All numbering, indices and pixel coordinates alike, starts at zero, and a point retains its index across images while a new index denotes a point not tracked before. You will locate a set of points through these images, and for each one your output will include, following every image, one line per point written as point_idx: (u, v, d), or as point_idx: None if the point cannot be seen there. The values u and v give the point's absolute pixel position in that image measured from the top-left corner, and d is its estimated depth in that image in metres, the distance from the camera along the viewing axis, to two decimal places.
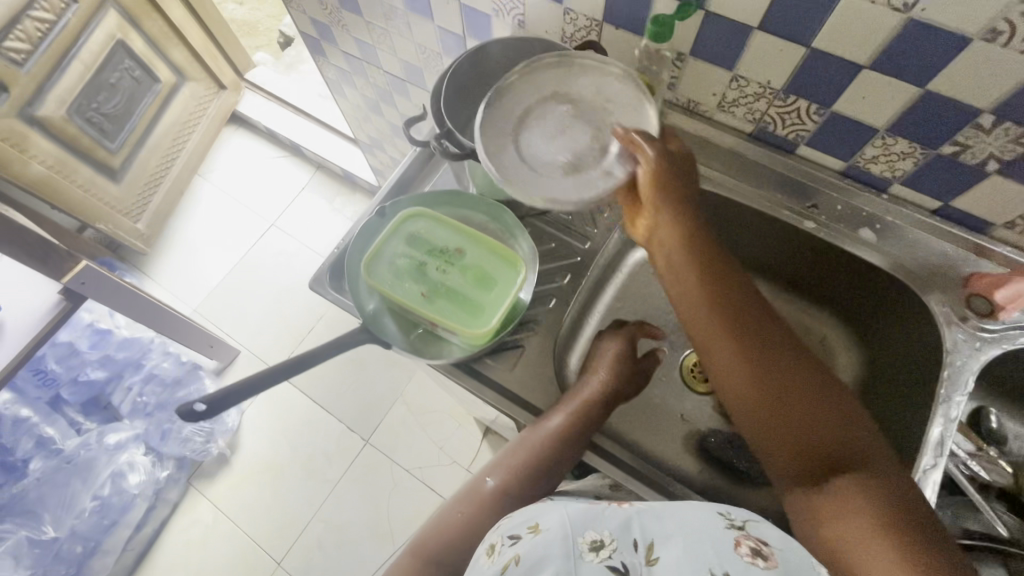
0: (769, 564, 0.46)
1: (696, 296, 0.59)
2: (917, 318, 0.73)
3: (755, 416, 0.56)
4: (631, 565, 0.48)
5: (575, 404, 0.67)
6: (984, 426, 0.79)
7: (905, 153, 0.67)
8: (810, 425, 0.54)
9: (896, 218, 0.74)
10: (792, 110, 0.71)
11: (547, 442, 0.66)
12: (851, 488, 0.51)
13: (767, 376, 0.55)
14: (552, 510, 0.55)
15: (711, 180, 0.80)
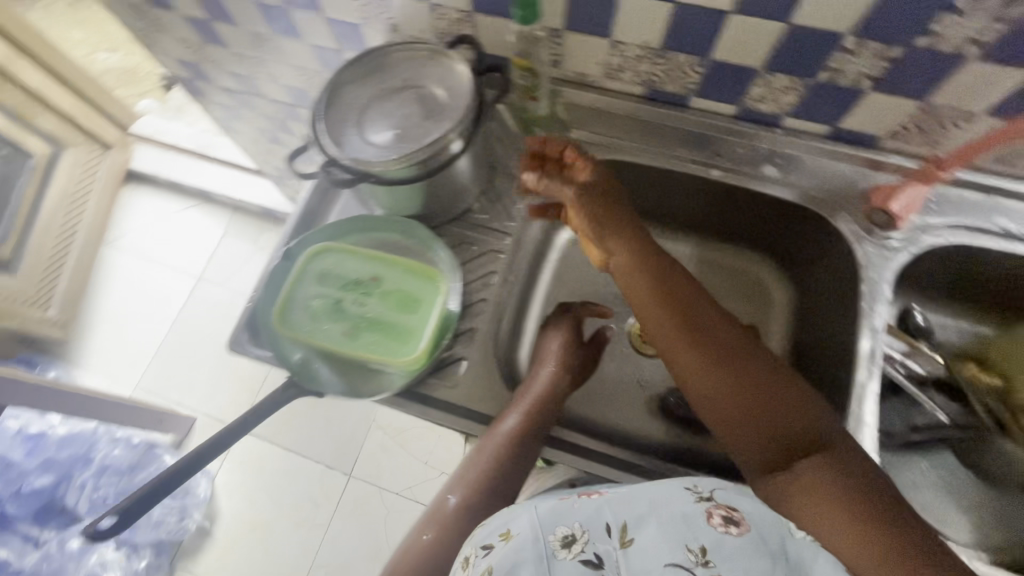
0: (742, 531, 0.46)
1: (652, 304, 0.61)
2: (829, 240, 0.75)
3: (722, 410, 0.55)
4: (606, 557, 0.46)
5: (528, 402, 0.66)
6: (912, 323, 0.79)
7: (788, 87, 0.69)
8: (778, 416, 0.53)
9: (793, 149, 0.76)
10: (675, 65, 0.71)
11: (505, 442, 0.64)
12: (824, 471, 0.50)
13: (733, 371, 0.56)
14: (520, 511, 0.51)
15: (615, 149, 0.80)
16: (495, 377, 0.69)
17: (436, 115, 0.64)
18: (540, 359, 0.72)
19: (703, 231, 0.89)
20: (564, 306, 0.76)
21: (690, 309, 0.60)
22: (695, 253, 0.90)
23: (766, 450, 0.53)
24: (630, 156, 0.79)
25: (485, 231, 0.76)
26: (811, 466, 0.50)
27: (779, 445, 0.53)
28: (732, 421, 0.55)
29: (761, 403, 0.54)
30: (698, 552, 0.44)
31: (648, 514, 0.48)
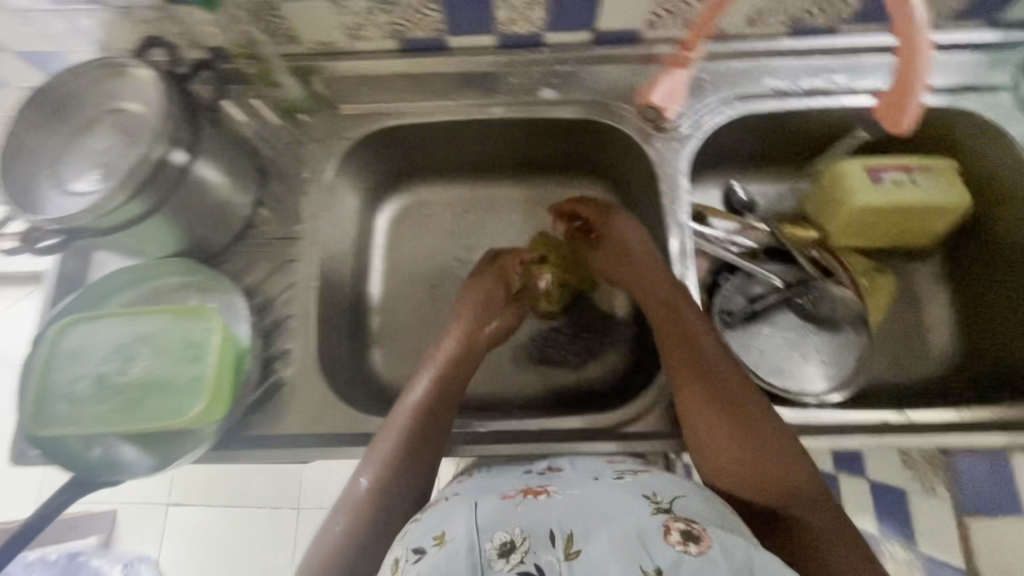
0: (702, 547, 0.44)
1: (673, 338, 0.62)
2: (626, 147, 0.74)
3: (710, 429, 0.56)
4: (547, 567, 0.44)
5: (443, 370, 0.66)
6: (736, 199, 0.82)
7: (529, 2, 0.64)
8: (752, 441, 0.55)
9: (566, 64, 0.73)
10: (410, 8, 0.65)
11: (424, 409, 0.62)
12: (801, 477, 0.53)
13: (716, 391, 0.57)
14: (458, 514, 0.49)
15: (390, 114, 0.73)
16: (326, 391, 0.65)
17: (141, 136, 0.56)
18: (468, 311, 0.72)
19: (521, 168, 0.85)
20: (485, 258, 0.78)
21: (674, 313, 0.63)
22: (522, 192, 0.87)
23: (744, 471, 0.54)
24: (409, 117, 0.74)
25: (276, 242, 0.69)
26: (787, 502, 0.54)
27: (762, 473, 0.54)
28: (703, 432, 0.56)
29: (739, 429, 0.55)
30: (652, 573, 0.42)
31: (597, 527, 0.46)
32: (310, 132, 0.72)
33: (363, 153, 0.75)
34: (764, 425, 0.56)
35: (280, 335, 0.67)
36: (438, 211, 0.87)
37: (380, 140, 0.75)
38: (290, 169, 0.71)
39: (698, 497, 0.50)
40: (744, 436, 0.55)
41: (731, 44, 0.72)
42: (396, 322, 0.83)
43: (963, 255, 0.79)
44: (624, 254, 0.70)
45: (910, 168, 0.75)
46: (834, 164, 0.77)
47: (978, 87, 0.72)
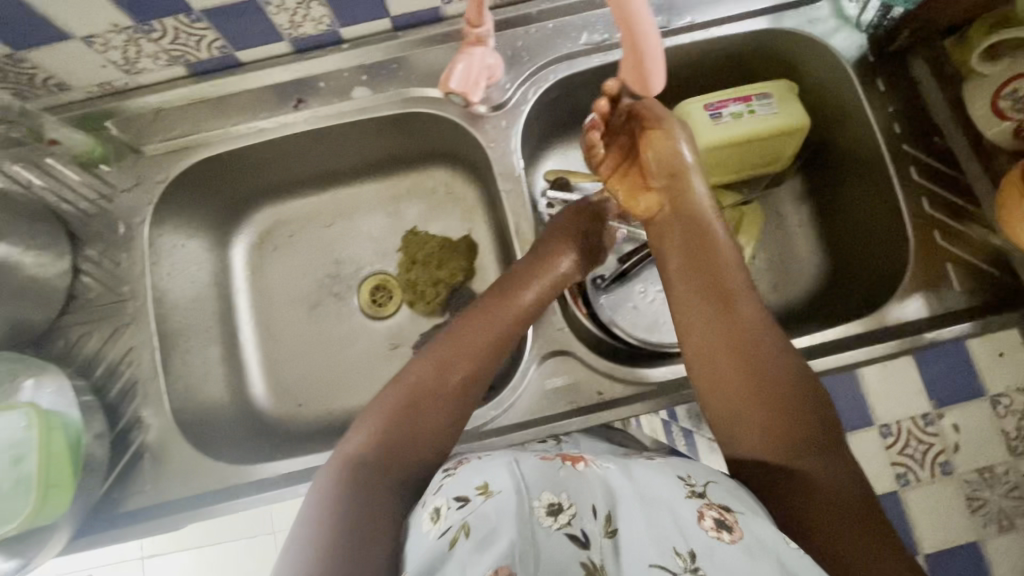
0: (734, 537, 0.43)
1: (692, 280, 0.54)
2: (459, 131, 0.71)
3: (722, 372, 0.51)
4: (591, 536, 0.44)
5: (475, 346, 0.57)
6: None
7: (302, 2, 0.59)
8: (774, 396, 0.49)
9: (374, 57, 0.68)
10: (176, 33, 0.59)
11: (455, 387, 0.55)
12: (810, 454, 0.48)
13: (741, 337, 0.51)
14: (499, 467, 0.48)
15: (200, 146, 0.68)
16: (189, 452, 0.63)
17: None
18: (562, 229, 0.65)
19: (372, 168, 0.82)
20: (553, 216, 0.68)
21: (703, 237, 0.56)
22: (380, 193, 0.84)
23: (745, 423, 0.49)
24: (221, 146, 0.68)
25: (105, 309, 0.65)
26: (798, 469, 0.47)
27: (768, 432, 0.48)
28: (715, 371, 0.51)
29: (756, 377, 0.50)
30: (686, 556, 0.42)
31: (637, 505, 0.45)
32: (117, 182, 0.67)
33: (184, 193, 0.70)
34: (792, 391, 0.49)
35: (128, 404, 0.64)
36: (301, 226, 0.82)
37: (199, 176, 0.70)
38: (104, 227, 0.66)
39: (734, 484, 0.49)
40: (767, 394, 0.49)
41: (541, 3, 0.68)
42: (279, 350, 0.79)
43: (820, 174, 0.78)
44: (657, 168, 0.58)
45: (748, 98, 0.72)
46: (678, 108, 0.73)
47: (794, 4, 0.70)
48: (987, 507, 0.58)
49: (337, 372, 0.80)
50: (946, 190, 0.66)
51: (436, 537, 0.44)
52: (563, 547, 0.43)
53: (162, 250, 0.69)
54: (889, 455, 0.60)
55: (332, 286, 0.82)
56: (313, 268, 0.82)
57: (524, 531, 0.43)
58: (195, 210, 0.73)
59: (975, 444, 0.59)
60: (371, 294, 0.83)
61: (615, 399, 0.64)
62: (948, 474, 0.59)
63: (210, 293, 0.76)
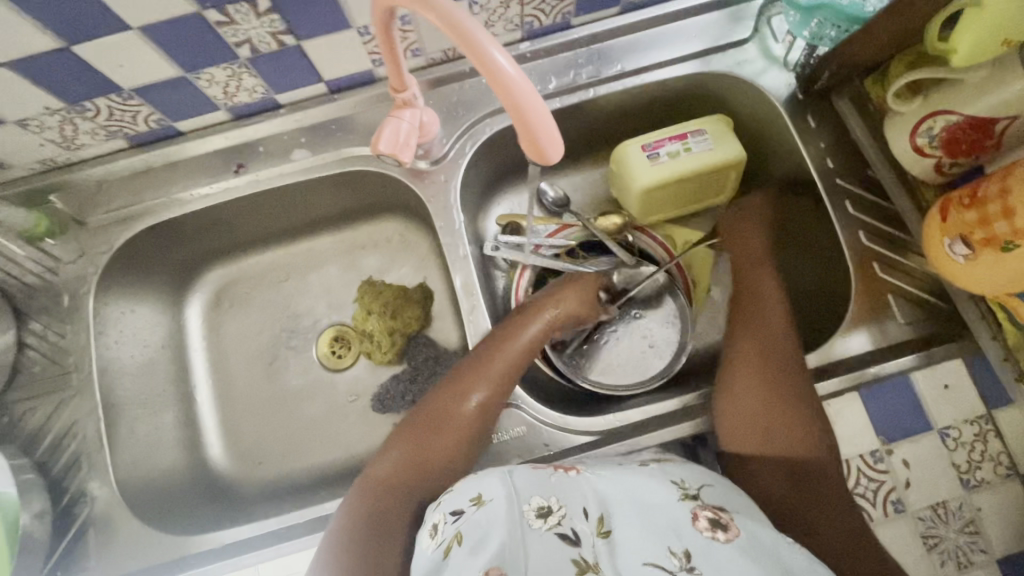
0: (729, 535, 0.45)
1: (755, 318, 0.65)
2: (403, 185, 0.72)
3: (749, 390, 0.60)
4: (582, 536, 0.46)
5: (480, 375, 0.61)
6: (547, 201, 0.80)
7: (233, 74, 0.61)
8: (789, 409, 0.58)
9: (312, 119, 0.70)
10: (110, 111, 0.60)
11: (463, 416, 0.60)
12: (813, 451, 0.55)
13: (771, 360, 0.61)
14: (493, 477, 0.50)
15: (146, 214, 0.69)
16: (135, 524, 0.62)
17: None
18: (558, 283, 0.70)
19: (324, 222, 0.82)
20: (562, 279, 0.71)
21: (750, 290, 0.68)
22: (335, 245, 0.85)
23: (760, 430, 0.57)
24: (168, 212, 0.70)
25: (51, 382, 0.65)
26: (798, 469, 0.55)
27: (781, 435, 0.56)
28: (742, 383, 0.60)
29: (776, 388, 0.59)
30: (680, 554, 0.44)
31: (630, 508, 0.48)
32: (63, 254, 0.68)
33: (132, 259, 0.71)
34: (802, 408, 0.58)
35: (71, 477, 0.63)
36: (258, 282, 0.83)
37: (148, 242, 0.71)
38: (49, 300, 0.67)
39: (724, 489, 0.51)
40: (783, 403, 0.58)
41: None
42: (237, 407, 0.79)
43: None
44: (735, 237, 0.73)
45: (684, 136, 0.72)
46: (616, 150, 0.73)
47: (723, 48, 0.71)
48: (943, 545, 0.57)
49: (297, 426, 0.79)
50: (882, 222, 0.66)
51: (433, 549, 0.47)
52: (556, 547, 0.45)
53: (108, 319, 0.69)
54: None
55: (290, 341, 0.82)
56: (270, 323, 0.82)
57: (515, 533, 0.45)
58: (145, 275, 0.74)
59: (927, 479, 0.59)
60: (329, 346, 0.83)
61: (564, 450, 0.63)
62: (901, 512, 0.58)
63: (164, 355, 0.76)
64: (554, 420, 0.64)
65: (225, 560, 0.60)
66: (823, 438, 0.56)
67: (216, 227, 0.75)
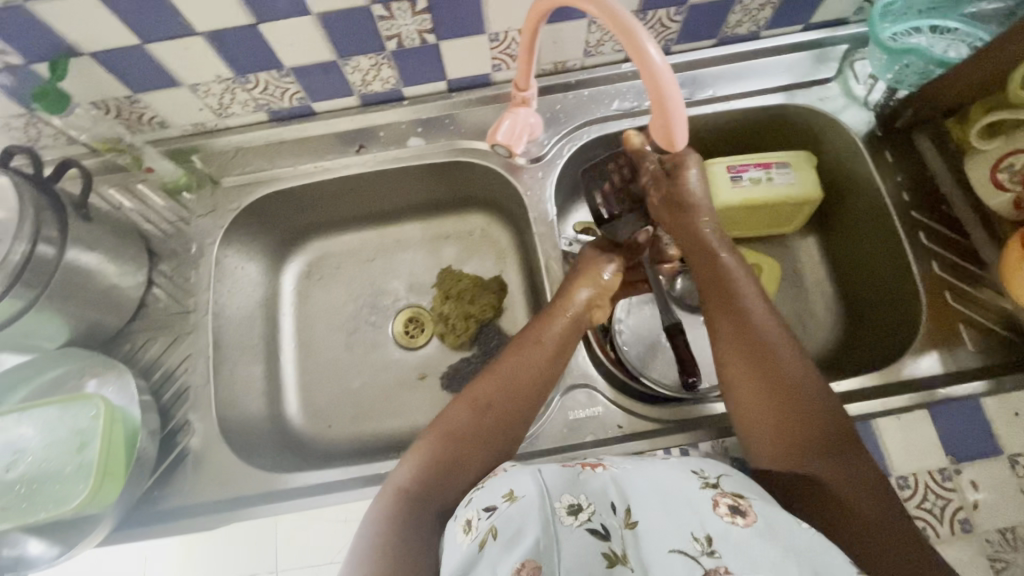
0: (749, 521, 0.45)
1: (731, 307, 0.60)
2: (500, 178, 0.79)
3: (745, 390, 0.56)
4: (611, 530, 0.47)
5: (513, 378, 0.62)
6: None
7: (375, 64, 0.69)
8: (789, 401, 0.54)
9: (429, 112, 0.78)
10: (266, 85, 0.69)
11: (486, 415, 0.60)
12: (824, 437, 0.53)
13: (752, 348, 0.57)
14: (524, 476, 0.51)
15: (272, 180, 0.77)
16: (228, 456, 0.67)
17: None
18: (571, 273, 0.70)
19: (415, 209, 0.89)
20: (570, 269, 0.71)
21: (714, 260, 0.63)
22: (421, 231, 0.91)
23: (774, 428, 0.54)
24: (290, 180, 0.77)
25: (171, 319, 0.72)
26: (819, 460, 0.53)
27: (790, 427, 0.54)
28: (738, 379, 0.57)
29: (773, 378, 0.55)
30: (703, 541, 0.44)
31: (656, 503, 0.48)
32: (196, 208, 0.76)
33: (250, 219, 0.78)
34: (804, 392, 0.55)
35: (179, 408, 0.69)
36: (347, 258, 0.89)
37: (267, 206, 0.79)
38: (179, 246, 0.75)
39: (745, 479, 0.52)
40: (783, 394, 0.55)
41: (579, 73, 0.77)
42: (315, 370, 0.84)
43: (835, 235, 0.83)
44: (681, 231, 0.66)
45: (768, 166, 0.78)
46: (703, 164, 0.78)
47: (808, 84, 0.78)
48: (1012, 570, 0.57)
49: (367, 395, 0.83)
50: (954, 254, 0.70)
51: (467, 543, 0.48)
52: (586, 543, 0.46)
53: (225, 270, 0.77)
54: (907, 507, 0.59)
55: (371, 315, 0.87)
56: (353, 297, 0.88)
57: (546, 530, 0.46)
58: (256, 237, 0.81)
59: (995, 502, 0.59)
60: (404, 325, 0.87)
61: (637, 433, 0.66)
62: (969, 532, 0.58)
63: (259, 312, 0.82)
64: (628, 405, 0.68)
65: (311, 499, 0.64)
66: (839, 426, 0.54)
67: (324, 201, 0.82)
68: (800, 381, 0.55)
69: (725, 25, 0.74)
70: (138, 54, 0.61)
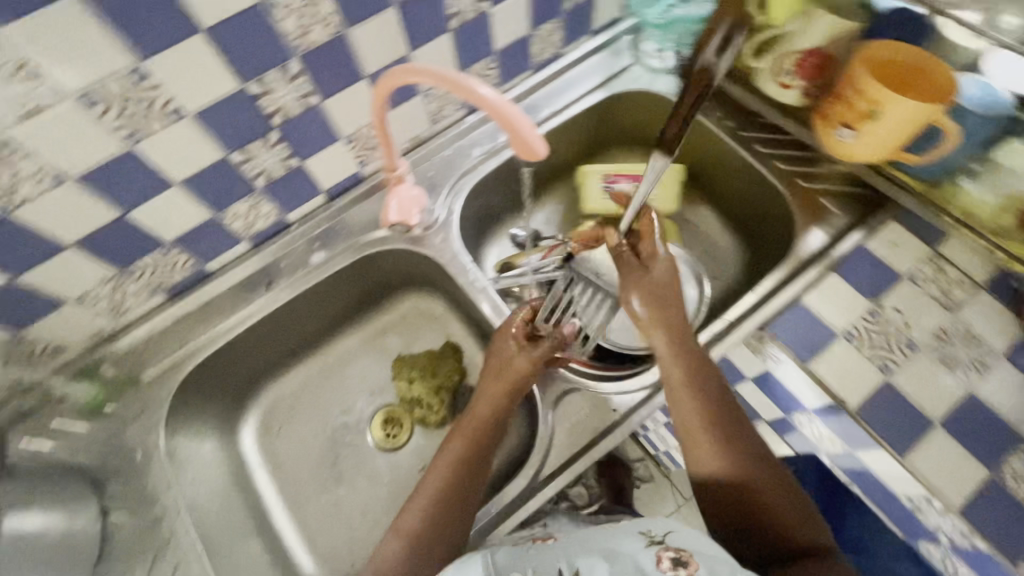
0: (690, 570, 0.47)
1: (692, 382, 0.66)
2: (411, 253, 0.83)
3: (706, 450, 0.63)
4: None
5: (458, 465, 0.66)
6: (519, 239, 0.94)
7: (252, 205, 0.72)
8: (743, 461, 0.62)
9: (319, 226, 0.81)
10: (154, 267, 0.69)
11: (434, 499, 0.63)
12: (771, 495, 0.61)
13: (713, 421, 0.63)
14: (473, 563, 0.50)
15: (193, 353, 0.75)
16: None
17: None
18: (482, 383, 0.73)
19: (343, 320, 0.89)
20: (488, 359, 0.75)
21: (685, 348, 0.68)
22: (357, 337, 0.91)
23: (725, 481, 0.62)
24: (213, 346, 0.76)
25: (143, 536, 0.67)
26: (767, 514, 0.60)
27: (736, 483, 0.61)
28: (698, 437, 0.63)
29: (727, 438, 0.63)
30: None
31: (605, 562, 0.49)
32: (123, 416, 0.72)
33: (185, 400, 0.75)
34: (752, 456, 0.62)
35: None
36: (298, 395, 0.87)
37: (197, 381, 0.76)
38: (121, 460, 0.70)
39: (691, 532, 0.53)
40: (737, 452, 0.62)
41: (435, 139, 0.85)
42: (314, 517, 0.79)
43: (699, 176, 0.95)
44: (651, 299, 0.70)
45: (639, 177, 0.90)
46: (583, 169, 0.91)
47: (615, 74, 0.91)
48: (961, 361, 0.66)
49: (374, 516, 0.79)
50: (789, 149, 0.84)
51: None
52: None
53: (181, 459, 0.74)
54: (865, 353, 0.67)
55: (345, 435, 0.85)
56: (320, 428, 0.85)
57: None
58: (198, 414, 0.78)
59: (920, 315, 0.69)
60: (383, 428, 0.85)
61: (628, 407, 0.72)
62: (917, 348, 0.67)
63: (232, 488, 0.78)
64: (617, 388, 0.72)
65: None
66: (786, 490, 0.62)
67: (254, 350, 0.81)
68: (748, 445, 0.63)
69: (532, 56, 0.86)
70: (11, 290, 0.59)
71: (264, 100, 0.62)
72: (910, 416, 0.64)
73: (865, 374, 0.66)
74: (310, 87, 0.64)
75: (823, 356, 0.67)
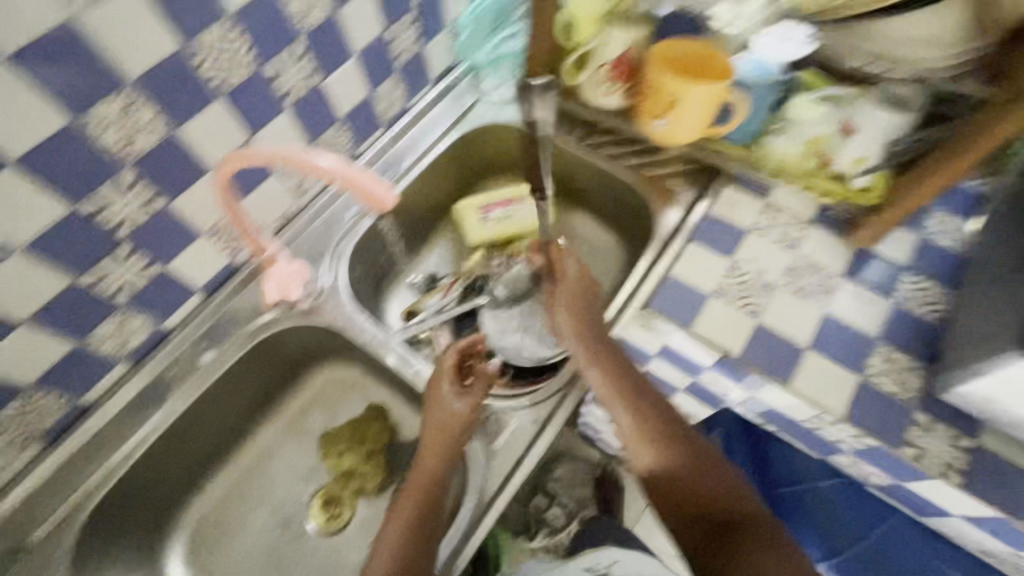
0: None
1: (637, 411, 0.65)
2: (307, 328, 0.83)
3: (661, 477, 0.62)
4: None
5: (409, 536, 0.62)
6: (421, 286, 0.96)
7: (120, 322, 0.69)
8: (698, 480, 0.61)
9: (203, 325, 0.78)
10: (19, 415, 0.64)
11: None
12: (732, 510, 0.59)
13: (662, 445, 0.63)
14: None
15: (88, 495, 0.69)
16: None
17: None
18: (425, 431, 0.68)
19: (255, 414, 0.86)
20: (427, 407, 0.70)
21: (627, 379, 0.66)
22: (274, 428, 0.88)
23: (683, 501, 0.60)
24: (109, 482, 0.70)
25: None
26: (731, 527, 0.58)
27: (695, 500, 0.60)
28: (650, 462, 0.63)
29: (678, 458, 0.62)
30: None
31: None
32: None
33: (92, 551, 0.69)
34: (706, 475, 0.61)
35: None
36: (223, 506, 0.82)
37: (100, 525, 0.70)
38: None
39: None
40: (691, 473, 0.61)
41: (305, 212, 0.86)
42: None
43: (565, 187, 1.03)
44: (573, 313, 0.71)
45: (508, 202, 0.95)
46: (457, 208, 0.96)
47: (464, 114, 0.98)
48: (811, 290, 0.75)
49: None
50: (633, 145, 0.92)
51: None
52: None
53: None
54: (735, 304, 0.74)
55: (283, 533, 0.81)
56: (254, 534, 0.81)
57: None
58: (111, 560, 0.72)
59: (770, 260, 0.78)
60: (324, 512, 0.81)
61: (547, 416, 0.75)
62: (776, 288, 0.75)
63: None
64: (531, 400, 0.76)
65: None
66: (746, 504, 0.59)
67: (159, 473, 0.76)
68: (702, 465, 0.62)
69: (380, 114, 0.90)
70: None
71: (103, 216, 0.60)
72: (785, 349, 0.71)
73: (740, 324, 0.73)
74: (152, 193, 0.63)
75: (702, 317, 0.74)
